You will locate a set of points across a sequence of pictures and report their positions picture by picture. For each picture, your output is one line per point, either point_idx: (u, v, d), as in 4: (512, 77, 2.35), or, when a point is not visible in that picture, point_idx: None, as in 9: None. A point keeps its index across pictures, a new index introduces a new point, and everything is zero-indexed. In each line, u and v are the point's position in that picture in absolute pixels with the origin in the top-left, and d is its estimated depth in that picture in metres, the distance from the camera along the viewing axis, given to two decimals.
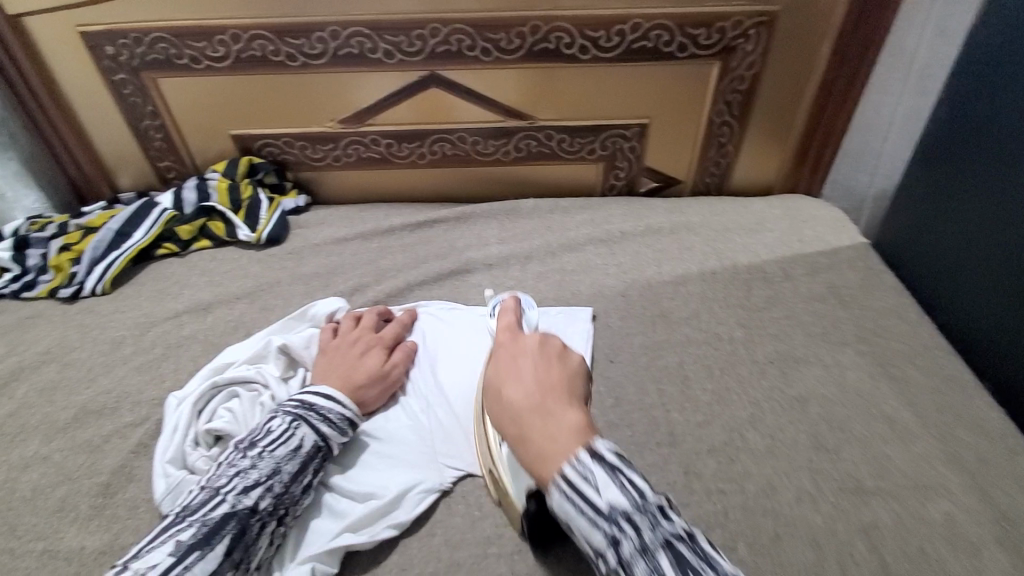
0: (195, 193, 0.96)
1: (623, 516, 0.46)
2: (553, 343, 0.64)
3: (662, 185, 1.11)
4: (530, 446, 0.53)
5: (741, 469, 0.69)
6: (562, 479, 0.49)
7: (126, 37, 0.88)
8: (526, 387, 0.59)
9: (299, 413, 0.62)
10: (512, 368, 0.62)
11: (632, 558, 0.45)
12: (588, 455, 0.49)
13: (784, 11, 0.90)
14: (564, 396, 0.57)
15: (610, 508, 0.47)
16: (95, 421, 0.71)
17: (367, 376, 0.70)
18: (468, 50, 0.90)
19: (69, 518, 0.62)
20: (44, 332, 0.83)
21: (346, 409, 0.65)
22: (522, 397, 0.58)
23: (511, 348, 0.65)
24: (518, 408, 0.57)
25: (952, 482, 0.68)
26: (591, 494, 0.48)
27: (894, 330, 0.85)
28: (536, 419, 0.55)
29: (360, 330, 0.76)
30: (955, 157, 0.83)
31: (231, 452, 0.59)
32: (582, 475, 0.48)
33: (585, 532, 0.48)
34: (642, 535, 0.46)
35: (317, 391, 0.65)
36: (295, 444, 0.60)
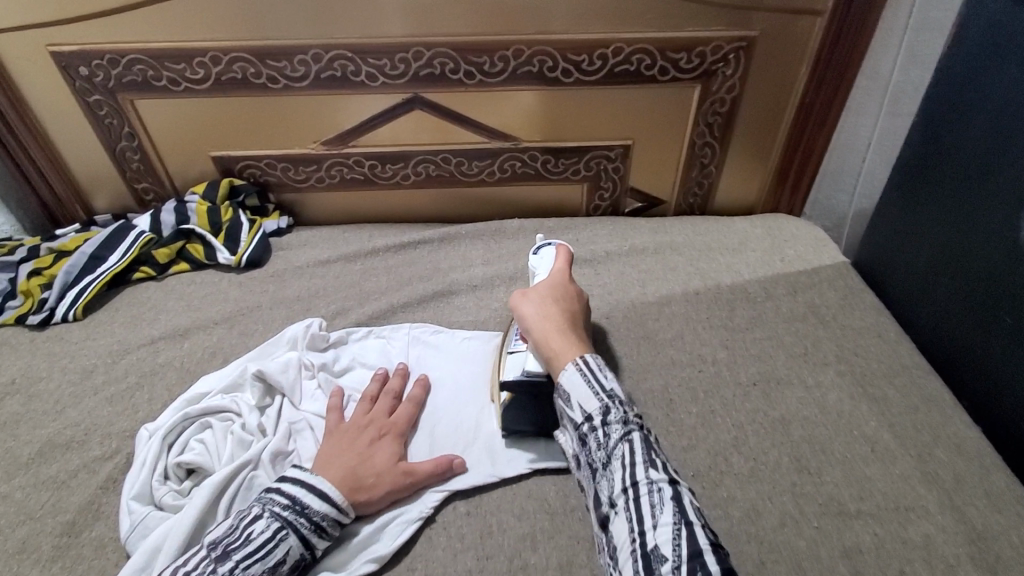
0: (173, 216, 0.95)
1: (617, 398, 0.61)
2: (566, 277, 0.75)
3: (646, 206, 1.12)
4: (554, 348, 0.66)
5: (724, 493, 0.69)
6: (581, 362, 0.63)
7: (102, 59, 0.86)
8: (564, 308, 0.71)
9: (288, 518, 0.57)
10: (555, 291, 0.73)
11: (614, 425, 0.59)
12: (593, 358, 0.64)
13: (763, 36, 0.91)
14: (566, 323, 0.68)
15: (610, 390, 0.61)
16: (62, 455, 0.69)
17: (376, 470, 0.63)
18: (451, 73, 0.91)
19: (30, 560, 0.60)
20: (12, 361, 0.80)
21: (342, 513, 0.59)
22: (561, 316, 0.69)
23: (560, 277, 0.75)
24: (552, 317, 0.69)
25: (933, 504, 0.68)
26: (600, 379, 0.62)
27: (874, 350, 0.86)
28: (563, 333, 0.67)
29: (373, 415, 0.68)
30: (930, 179, 0.85)
31: (200, 559, 0.53)
32: (595, 367, 0.63)
33: (582, 401, 0.61)
34: (627, 413, 0.60)
35: (314, 487, 0.59)
36: (274, 560, 0.55)
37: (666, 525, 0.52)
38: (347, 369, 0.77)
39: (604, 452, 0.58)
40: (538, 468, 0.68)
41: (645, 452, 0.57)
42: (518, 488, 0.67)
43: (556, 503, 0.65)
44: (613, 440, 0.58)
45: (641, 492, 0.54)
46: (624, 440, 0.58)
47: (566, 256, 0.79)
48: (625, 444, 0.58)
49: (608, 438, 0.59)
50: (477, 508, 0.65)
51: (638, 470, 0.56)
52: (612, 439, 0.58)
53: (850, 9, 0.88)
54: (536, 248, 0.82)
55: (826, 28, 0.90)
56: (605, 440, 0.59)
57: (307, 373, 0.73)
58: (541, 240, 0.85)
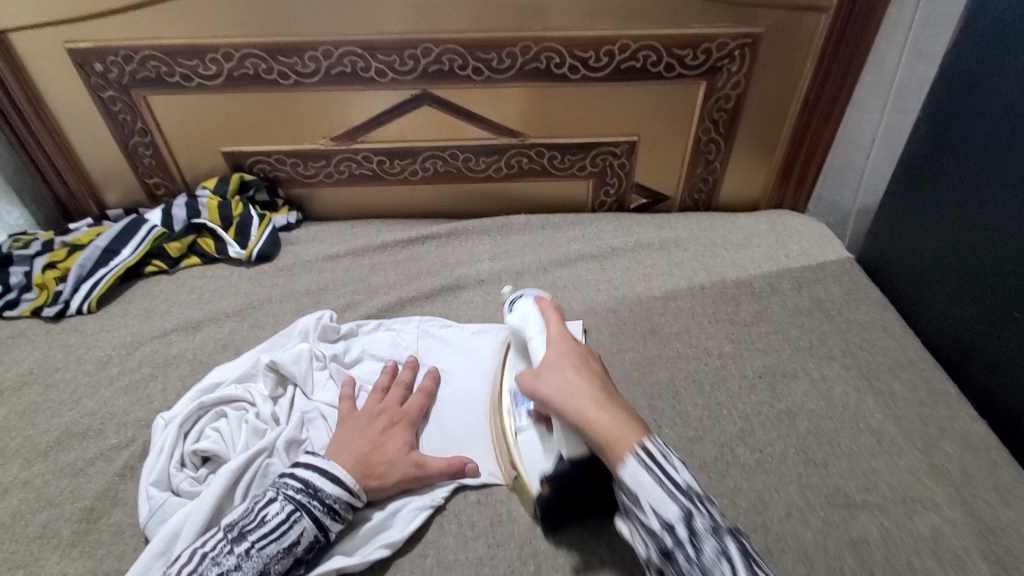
0: (184, 210, 0.96)
1: (696, 496, 0.52)
2: (570, 337, 0.65)
3: (651, 202, 1.12)
4: (606, 433, 0.54)
5: (731, 484, 0.70)
6: (643, 452, 0.53)
7: (116, 55, 0.88)
8: (587, 373, 0.61)
9: (301, 501, 0.58)
10: (573, 359, 0.62)
11: (703, 533, 0.50)
12: (658, 442, 0.54)
13: (768, 33, 0.92)
14: (601, 395, 0.58)
15: (686, 487, 0.52)
16: (79, 443, 0.70)
17: (387, 459, 0.64)
18: (460, 70, 0.92)
19: (51, 544, 0.61)
20: (28, 352, 0.82)
21: (354, 497, 0.60)
22: (593, 387, 0.59)
23: (564, 340, 0.64)
24: (583, 391, 0.58)
25: (937, 494, 0.69)
26: (672, 472, 0.52)
27: (878, 344, 0.86)
28: (605, 408, 0.56)
29: (384, 404, 0.70)
30: (935, 175, 0.86)
31: (218, 540, 0.55)
32: (662, 454, 0.53)
33: (658, 505, 0.51)
34: (713, 516, 0.51)
35: (326, 472, 0.60)
36: (289, 541, 0.56)
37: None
38: (358, 360, 0.78)
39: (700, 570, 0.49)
40: None
41: (743, 562, 0.49)
42: None
43: None
44: (708, 554, 0.49)
45: None
46: (721, 550, 0.49)
47: (550, 310, 0.69)
48: (719, 555, 0.49)
49: (698, 551, 0.49)
50: (487, 497, 0.66)
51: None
52: (703, 550, 0.49)
53: (855, 5, 0.89)
54: (510, 305, 0.74)
55: (831, 25, 0.91)
56: (694, 554, 0.49)
57: (318, 363, 0.75)
58: (512, 296, 0.76)
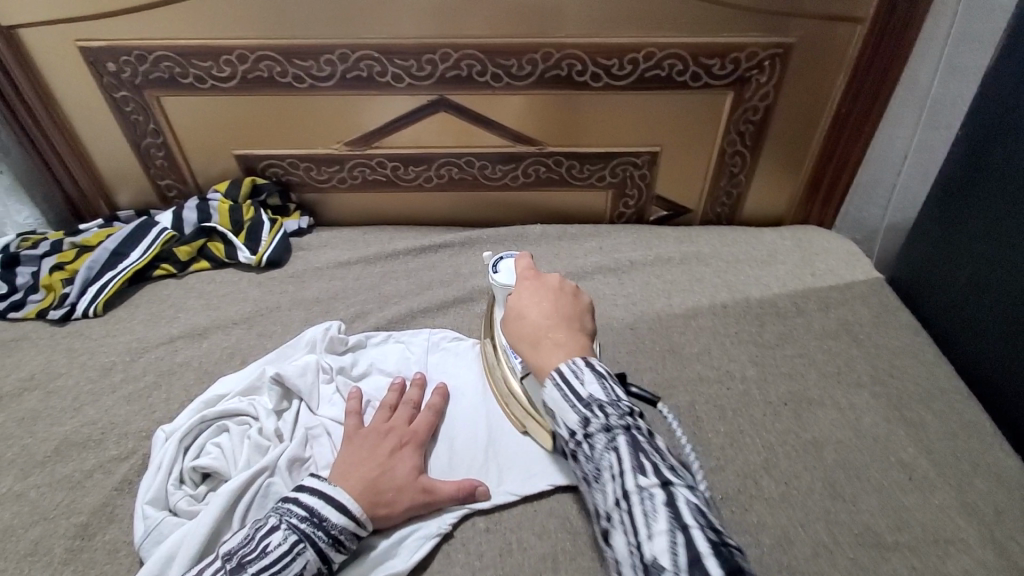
0: (195, 213, 0.94)
1: (597, 402, 0.57)
2: (538, 275, 0.70)
3: (671, 214, 1.09)
4: (540, 356, 0.62)
5: (753, 518, 0.66)
6: (556, 374, 0.60)
7: (130, 55, 0.86)
8: (541, 306, 0.66)
9: (306, 531, 0.55)
10: (532, 296, 0.67)
11: (597, 434, 0.56)
12: (581, 361, 0.60)
13: (800, 43, 0.89)
14: (548, 325, 0.64)
15: (589, 397, 0.57)
16: (78, 454, 0.68)
17: (394, 484, 0.60)
18: (478, 76, 0.89)
19: (42, 561, 0.59)
20: (31, 357, 0.80)
21: (360, 526, 0.57)
22: (541, 321, 0.64)
23: (529, 279, 0.69)
24: (532, 325, 0.64)
25: (974, 538, 0.65)
26: (577, 386, 0.58)
27: (911, 371, 0.82)
28: (546, 339, 0.63)
29: (393, 422, 0.66)
30: (974, 196, 0.81)
31: (216, 571, 0.52)
32: (573, 371, 0.59)
33: (563, 414, 0.58)
34: (611, 419, 0.56)
35: (332, 498, 0.57)
36: (290, 574, 0.53)
37: (660, 532, 0.48)
38: (366, 374, 0.75)
39: (593, 463, 0.56)
40: (559, 486, 0.65)
41: (632, 455, 0.54)
42: (540, 506, 0.64)
43: (578, 522, 0.63)
44: (598, 450, 0.55)
45: (632, 499, 0.51)
46: (610, 446, 0.55)
47: (527, 265, 0.72)
48: (610, 452, 0.55)
49: (593, 448, 0.56)
50: (496, 524, 0.63)
51: (627, 478, 0.52)
52: (596, 448, 0.56)
53: (893, 15, 0.85)
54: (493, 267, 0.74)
55: (866, 36, 0.87)
56: (590, 451, 0.56)
57: (325, 376, 0.72)
58: (489, 259, 0.77)
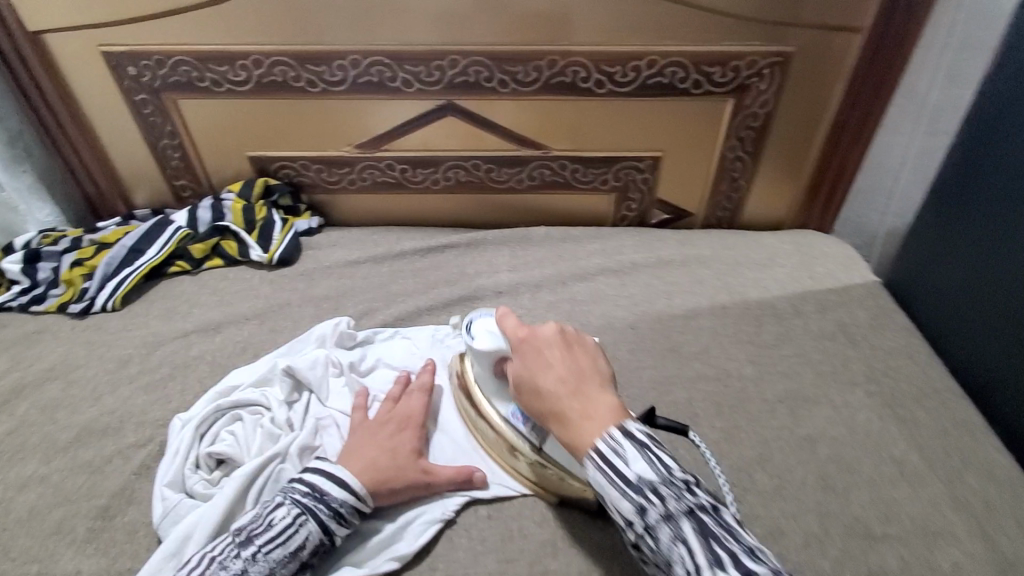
0: (210, 212, 0.97)
1: (648, 484, 0.48)
2: (532, 332, 0.60)
3: (672, 217, 1.11)
4: (572, 434, 0.52)
5: (749, 511, 0.68)
6: (595, 456, 0.50)
7: (150, 60, 0.90)
8: (552, 372, 0.56)
9: (308, 504, 0.58)
10: (535, 359, 0.58)
11: (659, 525, 0.47)
12: (620, 432, 0.50)
13: (798, 52, 0.91)
14: (570, 393, 0.54)
15: (639, 479, 0.48)
16: (98, 440, 0.71)
17: (394, 466, 0.62)
18: (485, 81, 0.92)
19: (66, 541, 0.62)
20: (52, 347, 0.83)
21: (361, 500, 0.59)
22: (556, 389, 0.55)
23: (525, 339, 0.60)
24: (550, 399, 0.55)
25: (962, 529, 0.66)
26: (621, 467, 0.49)
27: (904, 371, 0.84)
28: (572, 408, 0.53)
29: (393, 409, 0.68)
30: (968, 201, 0.83)
31: (226, 545, 0.55)
32: (615, 449, 0.49)
33: (613, 502, 0.49)
34: (670, 503, 0.47)
35: (332, 475, 0.60)
36: (295, 545, 0.56)
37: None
38: (373, 369, 0.77)
39: (661, 555, 0.48)
40: None
41: (702, 545, 0.45)
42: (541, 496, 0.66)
43: (577, 512, 0.65)
44: (665, 541, 0.47)
45: None
46: (676, 537, 0.47)
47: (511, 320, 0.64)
48: (678, 544, 0.47)
49: (658, 541, 0.48)
50: (498, 512, 0.65)
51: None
52: (661, 541, 0.47)
53: (889, 26, 0.87)
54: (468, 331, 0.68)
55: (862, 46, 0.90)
56: (655, 544, 0.48)
57: (334, 370, 0.74)
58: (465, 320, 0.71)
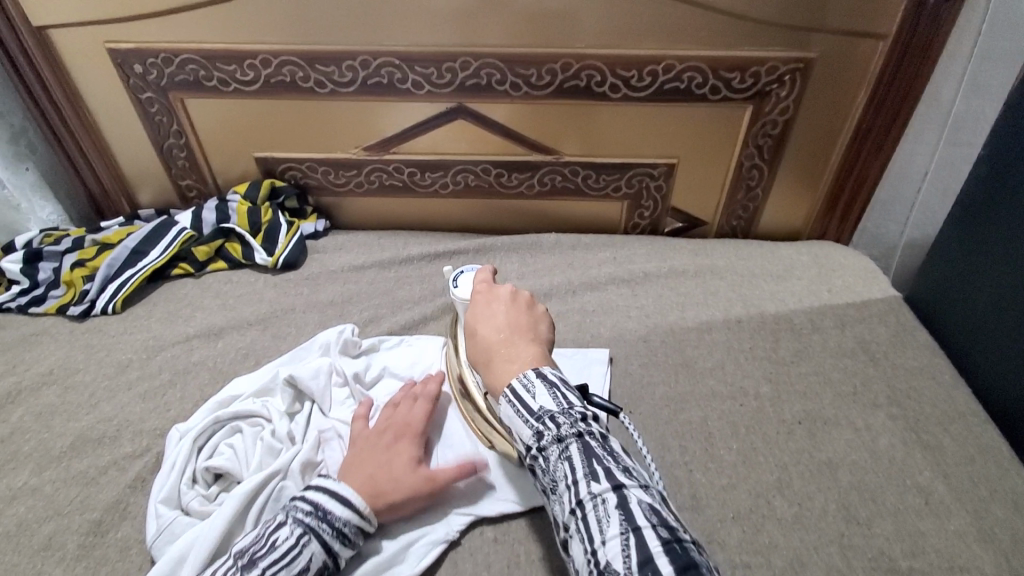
0: (214, 214, 0.96)
1: (548, 412, 0.52)
2: (491, 289, 0.66)
3: (686, 226, 1.08)
4: (492, 373, 0.58)
5: (765, 540, 0.65)
6: (508, 390, 0.55)
7: (156, 58, 0.88)
8: (493, 322, 0.62)
9: (311, 524, 0.56)
10: (484, 309, 0.64)
11: (551, 446, 0.51)
12: (533, 373, 0.55)
13: (821, 58, 0.88)
14: (504, 341, 0.60)
15: (541, 409, 0.52)
16: (93, 450, 0.69)
17: (391, 477, 0.60)
18: (497, 84, 0.89)
19: (54, 558, 0.60)
20: (50, 352, 0.81)
21: (364, 519, 0.58)
22: (492, 335, 0.61)
23: (483, 293, 0.66)
24: (484, 342, 0.61)
25: (990, 565, 0.63)
26: (528, 399, 0.53)
27: (927, 392, 0.81)
28: (499, 352, 0.59)
29: (392, 419, 0.66)
30: (996, 218, 0.80)
31: (228, 569, 0.53)
32: (526, 385, 0.54)
33: (517, 429, 0.53)
34: (564, 428, 0.51)
35: (335, 493, 0.58)
36: (300, 567, 0.53)
37: (614, 537, 0.44)
38: (377, 380, 0.75)
39: (548, 476, 0.51)
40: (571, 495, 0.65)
41: (584, 462, 0.49)
42: (549, 518, 0.64)
43: None
44: (552, 462, 0.50)
45: (587, 510, 0.47)
46: (563, 456, 0.50)
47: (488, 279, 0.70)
48: (564, 462, 0.50)
49: (548, 463, 0.51)
50: (504, 534, 0.63)
51: (580, 487, 0.48)
52: (551, 462, 0.50)
53: (916, 32, 0.84)
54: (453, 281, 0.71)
55: (889, 53, 0.86)
56: (546, 466, 0.51)
57: (338, 380, 0.72)
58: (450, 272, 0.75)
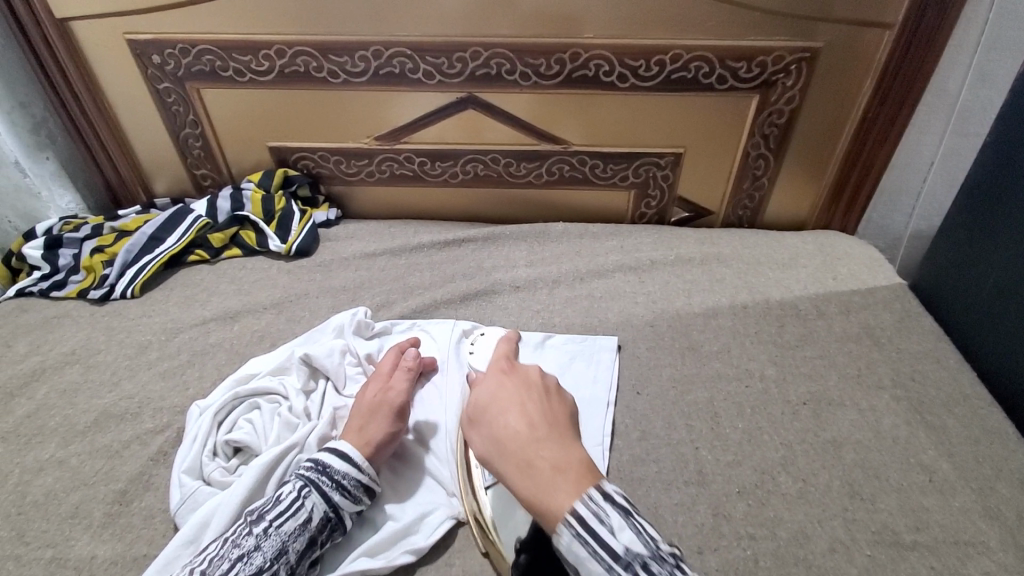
0: (228, 202, 0.98)
1: (636, 556, 0.45)
2: (519, 371, 0.63)
3: (692, 215, 1.10)
4: (537, 484, 0.50)
5: (771, 514, 0.66)
6: (573, 519, 0.47)
7: (175, 48, 0.90)
8: (527, 412, 0.56)
9: (311, 477, 0.58)
10: (513, 393, 0.59)
11: None
12: (599, 494, 0.48)
13: (828, 48, 0.89)
14: (546, 437, 0.53)
15: (627, 552, 0.45)
16: (116, 425, 0.71)
17: (362, 411, 0.65)
18: (507, 74, 0.91)
19: (81, 525, 0.62)
20: (72, 332, 0.84)
21: (362, 473, 0.60)
22: (529, 431, 0.54)
23: (508, 378, 0.62)
24: (521, 439, 0.54)
25: (993, 539, 0.64)
26: (608, 537, 0.45)
27: (931, 375, 0.82)
28: (543, 457, 0.52)
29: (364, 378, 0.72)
30: (1000, 203, 0.81)
31: (239, 524, 0.55)
32: (598, 515, 0.47)
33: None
34: None
35: (333, 449, 0.61)
36: (305, 517, 0.56)
37: None
38: None
39: None
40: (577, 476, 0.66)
41: None
42: None
43: None
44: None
45: None
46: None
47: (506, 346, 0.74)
48: None
49: None
50: None
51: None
52: None
53: (920, 23, 0.85)
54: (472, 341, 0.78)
55: (894, 42, 0.87)
56: None
57: (352, 359, 0.74)
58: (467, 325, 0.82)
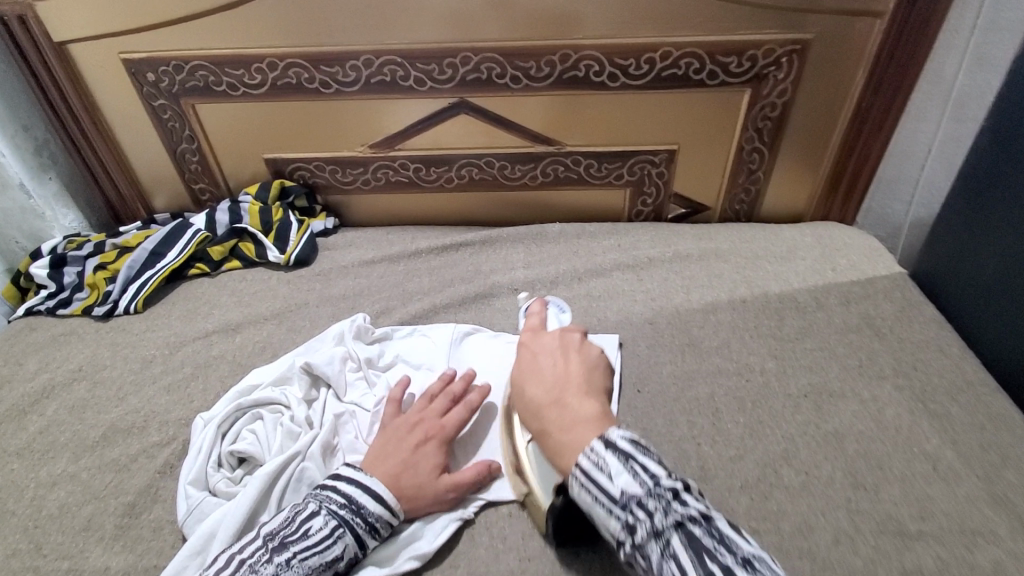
0: (227, 215, 0.99)
1: (633, 498, 0.48)
2: (546, 338, 0.69)
3: (690, 212, 1.10)
4: (553, 440, 0.58)
5: (775, 506, 0.66)
6: (577, 471, 0.52)
7: (168, 65, 0.91)
8: (549, 377, 0.63)
9: (344, 517, 0.58)
10: (538, 362, 0.66)
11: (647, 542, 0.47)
12: (601, 445, 0.52)
13: (818, 39, 0.89)
14: (564, 397, 0.61)
15: (623, 495, 0.49)
16: (123, 439, 0.72)
17: (417, 477, 0.62)
18: (497, 78, 0.91)
19: (93, 537, 0.63)
20: (78, 349, 0.85)
21: (395, 516, 0.60)
22: (548, 394, 0.62)
23: (535, 344, 0.69)
24: (542, 401, 0.61)
25: (1002, 528, 0.64)
26: (606, 484, 0.50)
27: (934, 364, 0.81)
28: (557, 414, 0.59)
29: (425, 415, 0.66)
30: (999, 188, 0.80)
31: (258, 549, 0.54)
32: (596, 465, 0.51)
33: (601, 520, 0.50)
34: (657, 518, 0.47)
35: (370, 488, 0.59)
36: (330, 555, 0.55)
37: None
38: (390, 365, 0.77)
39: None
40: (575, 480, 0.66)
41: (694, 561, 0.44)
42: None
43: None
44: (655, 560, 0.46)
45: None
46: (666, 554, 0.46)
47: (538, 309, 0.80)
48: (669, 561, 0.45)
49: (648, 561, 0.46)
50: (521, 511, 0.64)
51: None
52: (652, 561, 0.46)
53: (912, 9, 0.84)
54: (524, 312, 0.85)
55: (886, 31, 0.87)
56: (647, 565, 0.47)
57: (352, 365, 0.75)
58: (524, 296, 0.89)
